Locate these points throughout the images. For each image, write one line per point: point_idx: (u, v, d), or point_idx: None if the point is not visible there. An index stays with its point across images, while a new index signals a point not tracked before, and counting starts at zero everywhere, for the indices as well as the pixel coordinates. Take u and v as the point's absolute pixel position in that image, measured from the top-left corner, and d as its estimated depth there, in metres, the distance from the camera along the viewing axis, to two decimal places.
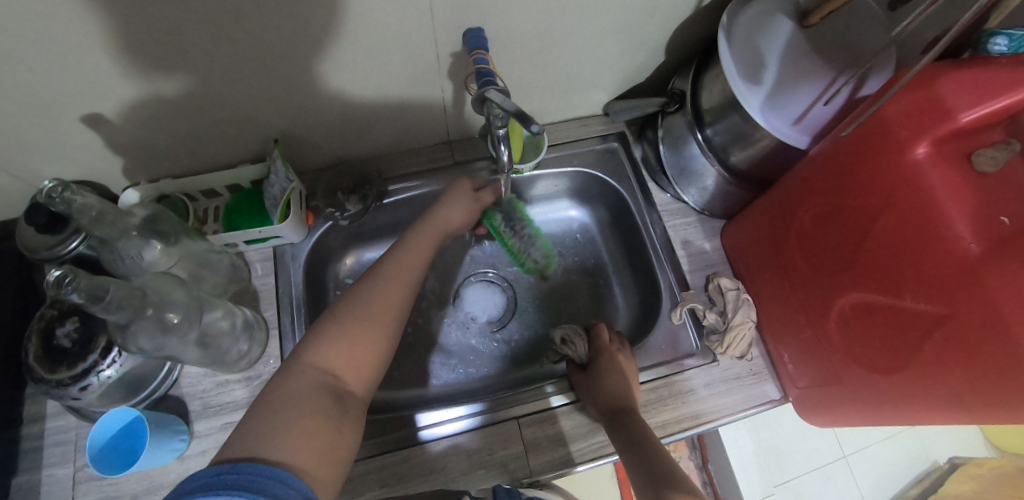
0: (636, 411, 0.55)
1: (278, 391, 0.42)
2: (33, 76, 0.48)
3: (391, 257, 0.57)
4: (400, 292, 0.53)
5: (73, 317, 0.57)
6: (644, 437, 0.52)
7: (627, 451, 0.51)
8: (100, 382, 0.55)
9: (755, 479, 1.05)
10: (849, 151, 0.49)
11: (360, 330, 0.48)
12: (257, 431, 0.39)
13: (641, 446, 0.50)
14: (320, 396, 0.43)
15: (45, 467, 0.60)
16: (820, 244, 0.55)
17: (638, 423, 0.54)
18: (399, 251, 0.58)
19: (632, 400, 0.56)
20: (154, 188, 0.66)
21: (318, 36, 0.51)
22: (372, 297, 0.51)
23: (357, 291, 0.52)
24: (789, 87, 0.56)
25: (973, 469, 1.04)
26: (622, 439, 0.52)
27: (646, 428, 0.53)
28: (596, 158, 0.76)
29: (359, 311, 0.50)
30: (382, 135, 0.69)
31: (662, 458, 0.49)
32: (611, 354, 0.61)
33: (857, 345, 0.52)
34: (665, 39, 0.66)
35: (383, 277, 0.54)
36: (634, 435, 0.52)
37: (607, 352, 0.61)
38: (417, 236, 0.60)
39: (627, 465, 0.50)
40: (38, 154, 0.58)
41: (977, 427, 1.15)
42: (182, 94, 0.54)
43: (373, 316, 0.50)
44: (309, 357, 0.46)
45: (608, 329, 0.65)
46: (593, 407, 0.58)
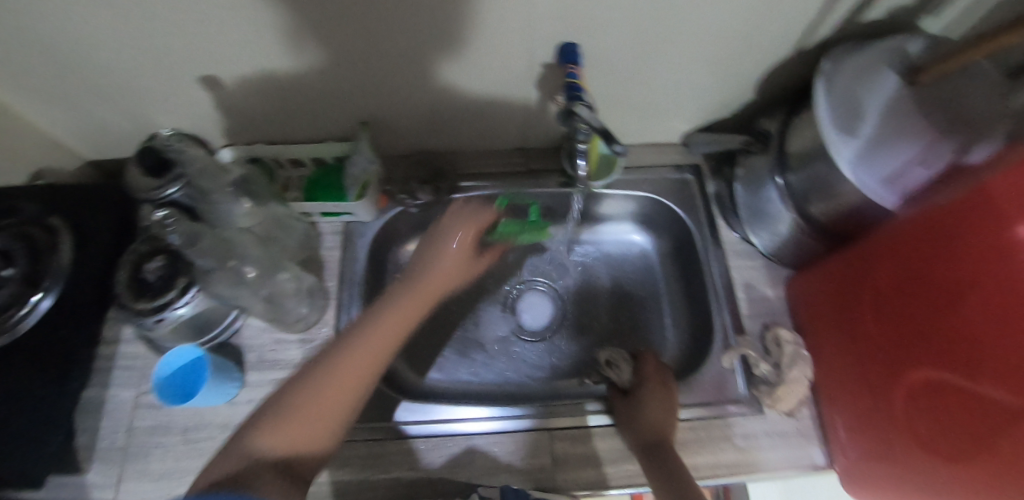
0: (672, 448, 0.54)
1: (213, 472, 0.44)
2: (169, 35, 0.53)
3: (359, 326, 0.54)
4: (372, 366, 0.52)
5: (162, 255, 0.61)
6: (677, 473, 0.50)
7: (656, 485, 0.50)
8: (172, 318, 0.59)
9: None
10: (948, 219, 0.46)
11: (302, 420, 0.47)
12: (257, 427, 0.47)
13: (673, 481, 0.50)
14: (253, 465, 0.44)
15: (111, 386, 0.65)
16: (898, 312, 0.52)
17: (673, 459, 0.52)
18: (377, 315, 0.55)
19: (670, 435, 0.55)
20: (248, 150, 0.71)
21: (418, 31, 0.54)
22: (319, 395, 0.49)
23: (319, 369, 0.51)
24: (886, 144, 0.54)
25: None
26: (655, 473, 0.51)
27: (683, 467, 0.52)
28: (667, 187, 0.75)
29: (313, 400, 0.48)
30: (464, 133, 0.72)
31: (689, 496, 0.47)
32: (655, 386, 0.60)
33: (924, 425, 0.49)
34: (758, 78, 0.66)
35: (344, 353, 0.51)
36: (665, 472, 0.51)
37: (651, 383, 0.60)
38: (403, 301, 0.57)
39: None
40: (160, 105, 0.65)
41: None
42: (290, 69, 0.59)
43: (331, 392, 0.49)
44: (248, 439, 0.46)
45: (656, 359, 0.64)
46: (630, 435, 0.57)
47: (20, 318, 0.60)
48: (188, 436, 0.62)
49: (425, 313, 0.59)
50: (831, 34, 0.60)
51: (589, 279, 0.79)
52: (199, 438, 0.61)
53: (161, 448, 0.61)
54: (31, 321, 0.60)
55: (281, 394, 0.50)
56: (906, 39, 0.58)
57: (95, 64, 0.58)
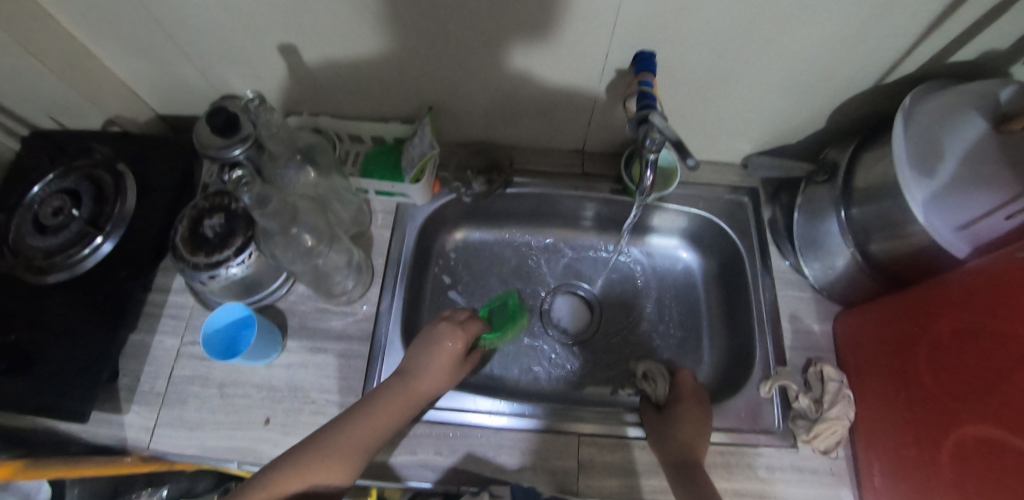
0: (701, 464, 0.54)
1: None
2: (257, 1, 0.55)
3: (335, 426, 0.51)
4: (357, 449, 0.51)
5: (220, 214, 0.63)
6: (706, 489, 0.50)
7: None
8: (226, 275, 0.61)
9: None
10: (1022, 274, 0.45)
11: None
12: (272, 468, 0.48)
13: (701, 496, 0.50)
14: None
15: (157, 333, 0.67)
16: (954, 362, 0.50)
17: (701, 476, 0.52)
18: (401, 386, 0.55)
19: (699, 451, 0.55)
20: (311, 121, 0.72)
21: (496, 21, 0.54)
22: (294, 475, 0.48)
23: (348, 421, 0.52)
24: (963, 190, 0.52)
25: None
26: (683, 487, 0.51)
27: (713, 489, 0.51)
28: (721, 207, 0.74)
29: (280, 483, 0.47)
30: (524, 128, 0.72)
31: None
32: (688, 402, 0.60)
33: (969, 482, 0.47)
34: (832, 107, 0.64)
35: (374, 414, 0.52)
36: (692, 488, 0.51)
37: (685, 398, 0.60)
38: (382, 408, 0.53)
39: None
40: (236, 68, 0.67)
41: None
42: (366, 47, 0.60)
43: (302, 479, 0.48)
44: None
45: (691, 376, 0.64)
46: (660, 452, 0.57)
47: (82, 256, 0.63)
48: (225, 391, 0.63)
49: (408, 412, 0.55)
50: (916, 70, 0.58)
51: (629, 289, 0.79)
52: (235, 394, 0.63)
53: (199, 398, 0.63)
54: (92, 262, 0.63)
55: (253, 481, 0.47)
56: (996, 85, 0.55)
57: (183, 21, 0.59)
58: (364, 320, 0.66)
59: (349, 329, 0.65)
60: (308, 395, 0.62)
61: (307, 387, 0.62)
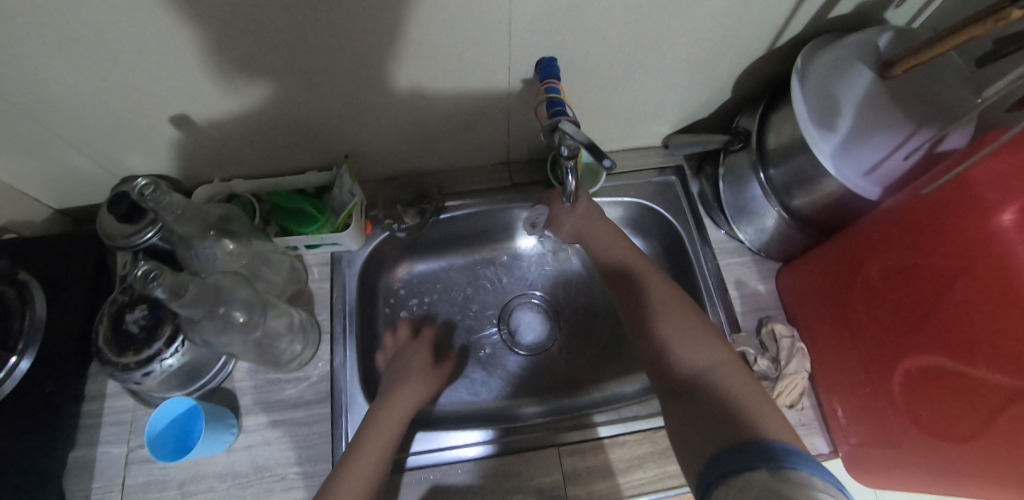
0: (793, 442, 0.40)
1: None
2: (136, 76, 0.51)
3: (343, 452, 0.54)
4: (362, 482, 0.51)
5: (142, 305, 0.59)
6: (794, 478, 0.35)
7: (715, 446, 0.42)
8: (161, 369, 0.57)
9: None
10: (930, 210, 0.48)
11: None
12: None
13: (753, 448, 0.39)
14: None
15: (100, 444, 0.63)
16: (887, 302, 0.53)
17: (786, 462, 0.36)
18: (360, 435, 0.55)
19: (781, 433, 0.41)
20: (225, 187, 0.69)
21: (394, 53, 0.53)
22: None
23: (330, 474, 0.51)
24: (863, 137, 0.55)
25: None
26: (712, 436, 0.43)
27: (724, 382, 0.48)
28: (652, 191, 0.75)
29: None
30: (445, 152, 0.71)
31: (783, 468, 0.36)
32: (699, 351, 0.52)
33: (922, 409, 0.50)
34: (734, 77, 0.66)
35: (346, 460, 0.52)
36: (757, 466, 0.37)
37: (704, 351, 0.52)
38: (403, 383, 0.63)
39: (706, 480, 0.40)
40: (129, 148, 0.62)
41: None
42: (252, 98, 0.56)
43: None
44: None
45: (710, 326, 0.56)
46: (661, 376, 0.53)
47: None
48: (185, 489, 0.59)
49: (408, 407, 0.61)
50: (801, 31, 0.61)
51: (577, 287, 0.79)
52: (197, 490, 0.59)
53: None
54: (9, 384, 0.57)
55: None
56: (875, 32, 0.58)
57: (58, 111, 0.55)
58: (319, 382, 0.63)
59: (306, 395, 0.63)
60: (275, 472, 0.59)
61: (273, 464, 0.60)
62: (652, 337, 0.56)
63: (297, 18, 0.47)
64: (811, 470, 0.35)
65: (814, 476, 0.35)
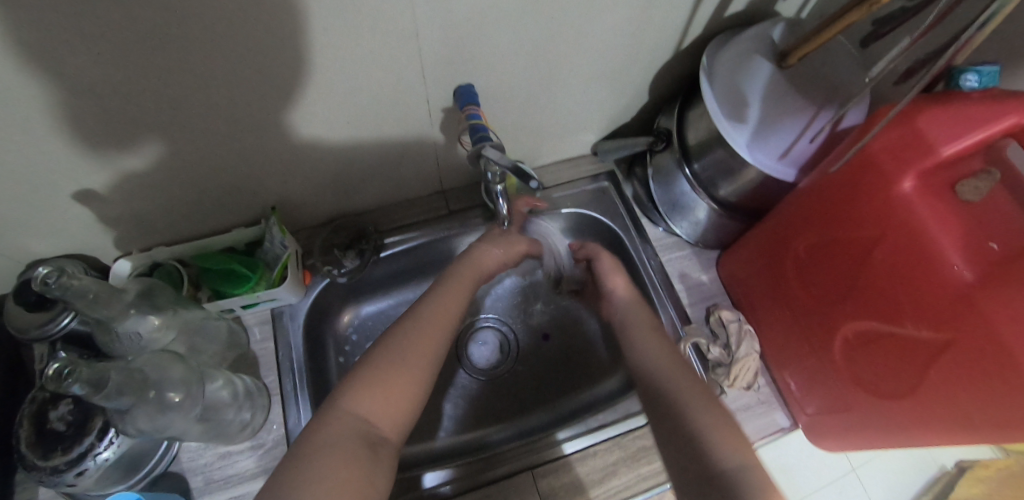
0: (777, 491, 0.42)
1: (322, 446, 0.44)
2: (25, 157, 0.47)
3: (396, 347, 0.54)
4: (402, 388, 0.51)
5: (67, 399, 0.54)
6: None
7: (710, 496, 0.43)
8: (96, 465, 0.53)
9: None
10: (838, 186, 0.51)
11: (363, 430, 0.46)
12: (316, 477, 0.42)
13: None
14: (360, 451, 0.45)
15: None
16: (816, 277, 0.56)
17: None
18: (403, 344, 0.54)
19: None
20: (146, 256, 0.65)
21: (312, 94, 0.51)
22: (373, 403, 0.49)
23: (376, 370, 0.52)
24: (772, 125, 0.58)
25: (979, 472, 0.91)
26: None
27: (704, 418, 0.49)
28: (589, 199, 0.77)
29: (389, 369, 0.51)
30: (379, 188, 0.70)
31: None
32: (733, 449, 0.46)
33: (864, 373, 0.53)
34: (648, 81, 0.68)
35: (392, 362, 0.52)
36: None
37: (736, 448, 0.46)
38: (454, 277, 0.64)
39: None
40: (29, 232, 0.57)
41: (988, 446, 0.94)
42: (164, 158, 0.53)
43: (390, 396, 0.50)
44: (345, 403, 0.48)
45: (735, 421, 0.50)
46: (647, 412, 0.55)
47: None
48: None
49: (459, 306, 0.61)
50: (703, 31, 0.64)
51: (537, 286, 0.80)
52: None
53: None
54: None
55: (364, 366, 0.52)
56: (768, 25, 0.62)
57: None
58: (274, 448, 0.60)
59: (263, 464, 0.59)
60: None
61: None
62: (669, 399, 0.53)
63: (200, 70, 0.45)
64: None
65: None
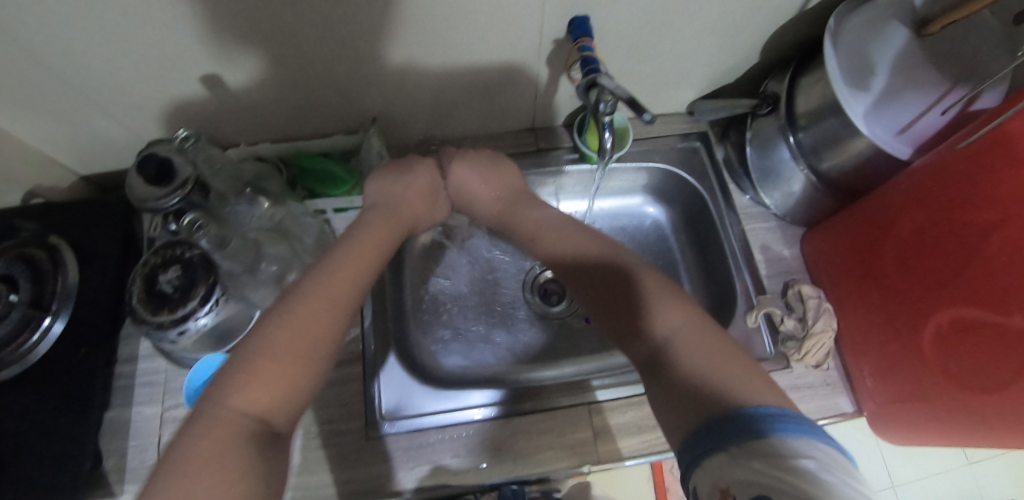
0: (769, 404, 0.37)
1: (190, 440, 0.38)
2: (166, 32, 0.50)
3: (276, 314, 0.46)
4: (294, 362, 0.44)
5: (175, 265, 0.54)
6: (768, 453, 0.33)
7: (691, 419, 0.38)
8: (196, 328, 0.54)
9: None
10: (965, 164, 0.47)
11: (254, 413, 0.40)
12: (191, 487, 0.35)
13: (728, 421, 0.36)
14: (243, 443, 0.39)
15: (135, 404, 0.63)
16: (918, 259, 0.53)
17: (766, 431, 0.34)
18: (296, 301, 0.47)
19: (762, 396, 0.38)
20: (252, 150, 0.69)
21: (424, 13, 0.52)
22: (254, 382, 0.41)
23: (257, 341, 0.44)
24: (898, 97, 0.55)
25: None
26: (688, 412, 0.39)
27: (701, 343, 0.43)
28: (677, 157, 0.75)
29: (291, 341, 0.44)
30: (470, 117, 0.71)
31: (754, 445, 0.33)
32: (665, 315, 0.46)
33: (954, 363, 0.50)
34: (763, 42, 0.65)
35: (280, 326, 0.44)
36: (729, 445, 0.34)
37: (670, 314, 0.46)
38: (365, 241, 0.55)
39: (688, 455, 0.37)
40: (156, 110, 0.62)
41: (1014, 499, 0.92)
42: (279, 58, 0.56)
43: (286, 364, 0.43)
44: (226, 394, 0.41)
45: (669, 285, 0.49)
46: (628, 346, 0.49)
47: (33, 343, 0.58)
48: None
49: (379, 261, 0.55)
50: None
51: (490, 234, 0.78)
52: None
53: None
54: (44, 347, 0.59)
55: (250, 338, 0.44)
56: None
57: (87, 70, 0.54)
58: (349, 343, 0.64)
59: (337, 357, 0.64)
60: None
61: None
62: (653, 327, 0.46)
63: None
64: (795, 434, 0.33)
65: (798, 441, 0.33)
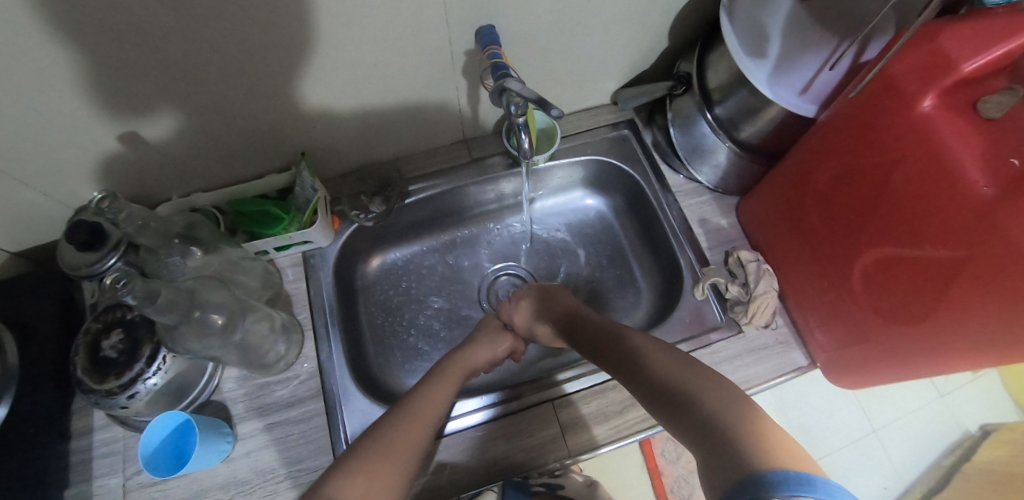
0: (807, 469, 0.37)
1: None
2: (71, 94, 0.49)
3: (382, 427, 0.53)
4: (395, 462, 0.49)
5: (118, 329, 0.57)
6: None
7: (727, 483, 0.38)
8: (146, 389, 0.56)
9: (830, 443, 0.88)
10: (856, 113, 0.50)
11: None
12: None
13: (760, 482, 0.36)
14: None
15: (95, 478, 0.61)
16: (838, 209, 0.55)
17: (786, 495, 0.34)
18: (399, 417, 0.54)
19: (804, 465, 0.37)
20: (185, 202, 0.68)
21: (340, 41, 0.53)
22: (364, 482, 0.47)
23: (373, 434, 0.52)
24: (793, 59, 0.57)
25: (987, 453, 0.91)
26: (724, 476, 0.39)
27: (743, 417, 0.43)
28: (608, 146, 0.78)
29: (390, 447, 0.50)
30: (400, 138, 0.72)
31: None
32: (715, 392, 0.47)
33: (884, 301, 0.52)
34: (668, 26, 0.68)
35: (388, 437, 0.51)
36: None
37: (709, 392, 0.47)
38: (443, 379, 0.61)
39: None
40: (74, 176, 0.60)
41: (994, 421, 0.95)
42: (196, 105, 0.56)
43: (385, 462, 0.49)
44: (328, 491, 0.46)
45: (716, 373, 0.50)
46: (670, 427, 0.48)
47: None
48: None
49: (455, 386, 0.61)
50: None
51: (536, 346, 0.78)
52: None
53: None
54: None
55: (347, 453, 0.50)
56: None
57: None
58: (310, 378, 0.64)
59: (298, 393, 0.63)
60: (280, 473, 0.59)
61: (275, 466, 0.60)
62: (690, 401, 0.47)
63: (228, 13, 0.46)
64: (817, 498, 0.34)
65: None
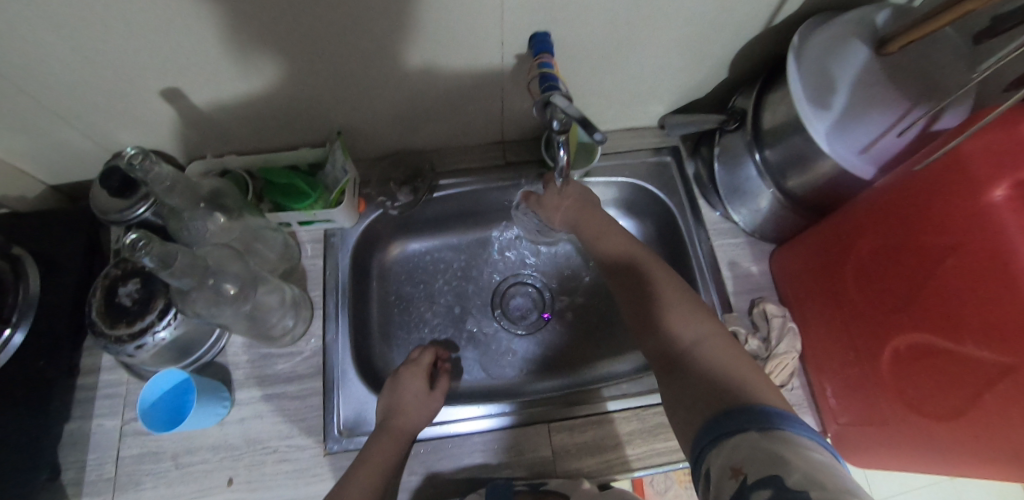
0: (782, 405, 0.42)
1: None
2: (122, 48, 0.50)
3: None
4: None
5: (136, 279, 0.58)
6: (783, 437, 0.37)
7: (712, 411, 0.42)
8: (154, 342, 0.57)
9: None
10: (920, 187, 0.47)
11: None
12: None
13: (742, 413, 0.40)
14: None
15: (95, 416, 0.63)
16: (877, 280, 0.52)
17: (775, 423, 0.38)
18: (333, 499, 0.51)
19: (773, 397, 0.42)
20: (219, 162, 0.69)
21: (389, 31, 0.52)
22: None
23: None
24: (859, 116, 0.54)
25: None
26: (708, 407, 0.43)
27: (717, 351, 0.49)
28: (646, 171, 0.76)
29: None
30: (437, 131, 0.71)
31: (771, 429, 0.38)
32: (690, 322, 0.52)
33: (911, 387, 0.49)
34: (730, 57, 0.65)
35: None
36: (748, 429, 0.38)
37: (688, 323, 0.52)
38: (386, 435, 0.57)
39: (701, 439, 0.41)
40: (117, 123, 0.61)
41: None
42: (239, 73, 0.55)
43: None
44: None
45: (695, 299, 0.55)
46: (650, 355, 0.54)
47: None
48: (179, 461, 0.60)
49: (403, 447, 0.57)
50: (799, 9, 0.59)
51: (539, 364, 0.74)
52: (190, 462, 0.60)
53: (153, 475, 0.60)
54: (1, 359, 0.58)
55: None
56: (872, 9, 0.57)
57: (46, 84, 0.53)
58: (313, 356, 0.64)
59: (299, 369, 0.64)
60: (268, 445, 0.60)
61: (265, 437, 0.60)
62: (672, 335, 0.52)
63: None
64: (798, 430, 0.38)
65: (802, 437, 0.37)
